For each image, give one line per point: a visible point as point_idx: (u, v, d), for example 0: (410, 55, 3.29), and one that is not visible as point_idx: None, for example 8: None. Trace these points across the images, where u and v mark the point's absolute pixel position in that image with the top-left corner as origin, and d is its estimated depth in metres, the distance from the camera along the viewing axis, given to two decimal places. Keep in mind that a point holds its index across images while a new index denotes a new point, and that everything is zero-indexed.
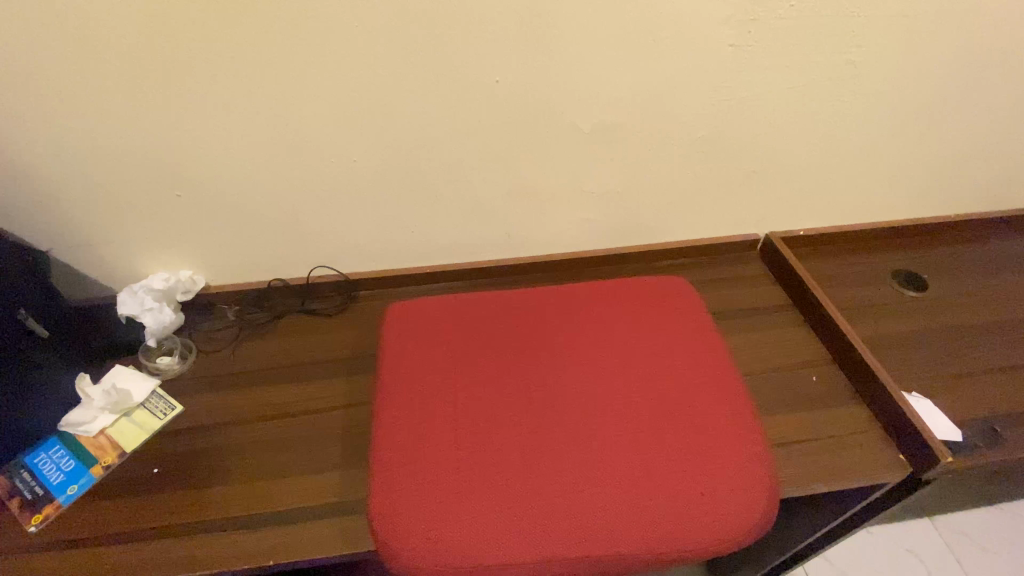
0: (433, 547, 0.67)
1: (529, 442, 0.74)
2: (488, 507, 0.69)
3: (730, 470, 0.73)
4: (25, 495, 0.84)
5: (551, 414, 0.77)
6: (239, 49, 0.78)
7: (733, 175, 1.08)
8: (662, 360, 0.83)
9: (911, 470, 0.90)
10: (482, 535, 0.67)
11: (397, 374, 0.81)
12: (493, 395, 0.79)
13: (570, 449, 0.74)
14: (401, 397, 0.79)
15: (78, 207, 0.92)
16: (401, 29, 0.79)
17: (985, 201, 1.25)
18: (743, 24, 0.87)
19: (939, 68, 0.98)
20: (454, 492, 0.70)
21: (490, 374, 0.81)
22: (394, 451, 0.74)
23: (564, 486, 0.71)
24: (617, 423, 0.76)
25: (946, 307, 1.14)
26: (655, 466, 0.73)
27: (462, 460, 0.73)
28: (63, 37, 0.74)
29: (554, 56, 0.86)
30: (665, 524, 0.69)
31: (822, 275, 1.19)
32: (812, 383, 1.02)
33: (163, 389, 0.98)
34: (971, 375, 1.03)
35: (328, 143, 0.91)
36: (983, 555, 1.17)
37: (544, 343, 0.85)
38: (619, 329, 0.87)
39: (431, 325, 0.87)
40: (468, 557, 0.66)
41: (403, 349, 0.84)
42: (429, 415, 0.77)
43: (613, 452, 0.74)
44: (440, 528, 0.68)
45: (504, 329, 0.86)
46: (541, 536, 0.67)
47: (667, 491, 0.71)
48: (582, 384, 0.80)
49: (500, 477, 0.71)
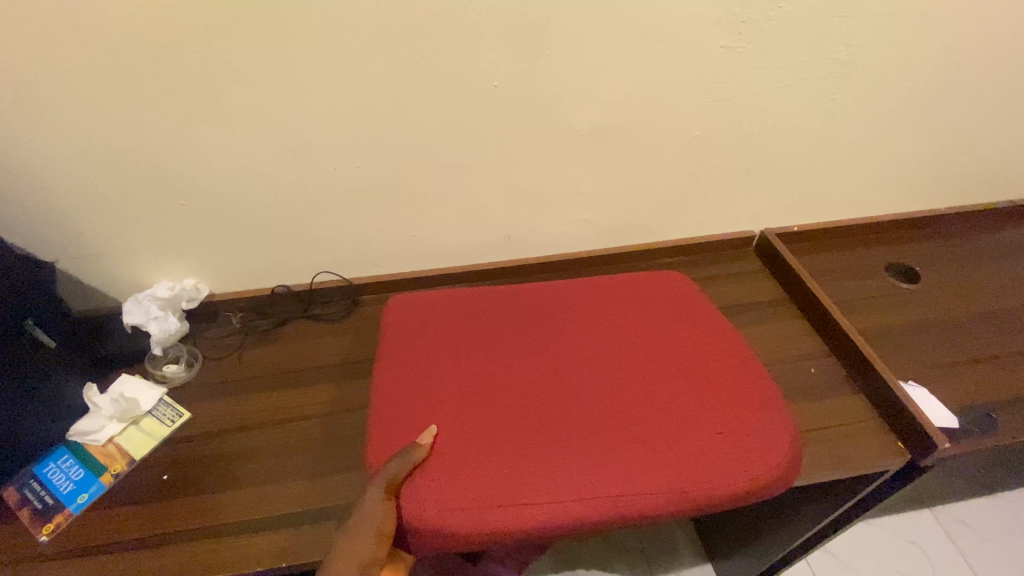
0: (424, 494, 0.67)
1: (530, 399, 0.75)
2: (486, 456, 0.69)
3: (726, 433, 0.73)
4: (35, 506, 0.84)
5: (548, 378, 0.78)
6: (241, 60, 0.80)
7: (728, 174, 1.10)
8: (662, 335, 0.84)
9: (911, 457, 0.91)
10: (475, 484, 0.67)
11: (400, 337, 0.83)
12: (495, 357, 0.80)
13: (567, 410, 0.74)
14: (402, 358, 0.80)
15: (79, 217, 0.92)
16: (400, 38, 0.81)
17: (977, 194, 1.28)
18: (734, 27, 0.89)
19: (923, 65, 1.00)
20: (449, 444, 0.70)
21: (493, 338, 0.83)
22: (391, 407, 0.75)
23: (559, 444, 0.71)
24: (615, 388, 0.77)
25: (940, 298, 1.16)
26: (654, 423, 0.73)
27: (461, 418, 0.73)
28: (68, 50, 0.75)
29: (549, 61, 0.88)
30: (662, 476, 0.69)
31: (817, 270, 1.21)
32: (810, 376, 1.03)
33: (170, 397, 0.98)
34: (965, 363, 1.05)
35: (329, 150, 0.92)
36: (982, 543, 1.19)
37: (541, 316, 0.86)
38: (622, 302, 0.89)
39: (434, 298, 0.89)
40: (460, 505, 0.66)
41: (406, 317, 0.86)
42: (427, 375, 0.78)
43: (610, 415, 0.74)
44: (432, 477, 0.68)
45: (508, 301, 0.89)
46: (538, 484, 0.67)
47: (663, 450, 0.71)
48: (580, 352, 0.81)
49: (499, 428, 0.72)
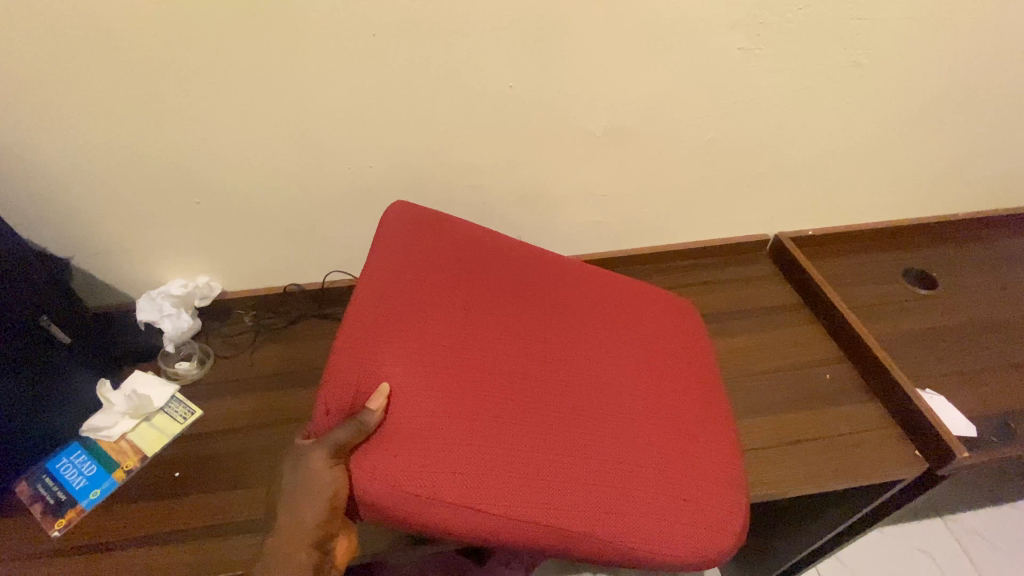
0: (378, 462, 0.56)
1: (519, 392, 0.66)
2: (456, 444, 0.60)
3: (705, 489, 0.67)
4: (48, 500, 0.85)
5: (540, 371, 0.69)
6: (258, 60, 0.80)
7: (743, 176, 1.09)
8: (665, 361, 0.77)
9: (927, 467, 0.89)
10: (436, 470, 0.57)
11: (391, 267, 0.69)
12: (490, 331, 0.69)
13: (552, 414, 0.66)
14: (391, 289, 0.67)
15: (96, 215, 0.93)
16: (416, 38, 0.81)
17: (994, 200, 1.26)
18: (753, 28, 0.88)
19: (943, 68, 0.99)
20: (417, 411, 0.60)
21: (491, 308, 0.71)
22: (362, 343, 0.62)
23: (533, 450, 0.62)
24: (607, 403, 0.69)
25: (956, 305, 1.15)
26: (640, 452, 0.66)
27: (440, 390, 0.62)
28: (88, 49, 0.75)
29: (565, 61, 0.87)
30: (634, 516, 0.62)
31: (832, 275, 1.20)
32: (825, 382, 1.02)
33: (182, 394, 0.99)
34: (982, 371, 1.04)
35: (343, 150, 0.92)
36: (994, 554, 1.18)
37: (547, 296, 0.76)
38: (634, 311, 0.81)
39: (438, 233, 0.76)
40: (411, 488, 0.56)
41: (404, 242, 0.73)
42: (414, 324, 0.66)
43: (595, 433, 0.66)
44: (391, 447, 0.57)
45: (517, 271, 0.77)
46: (504, 491, 0.59)
47: (637, 486, 0.64)
48: (580, 349, 0.73)
49: (478, 414, 0.62)
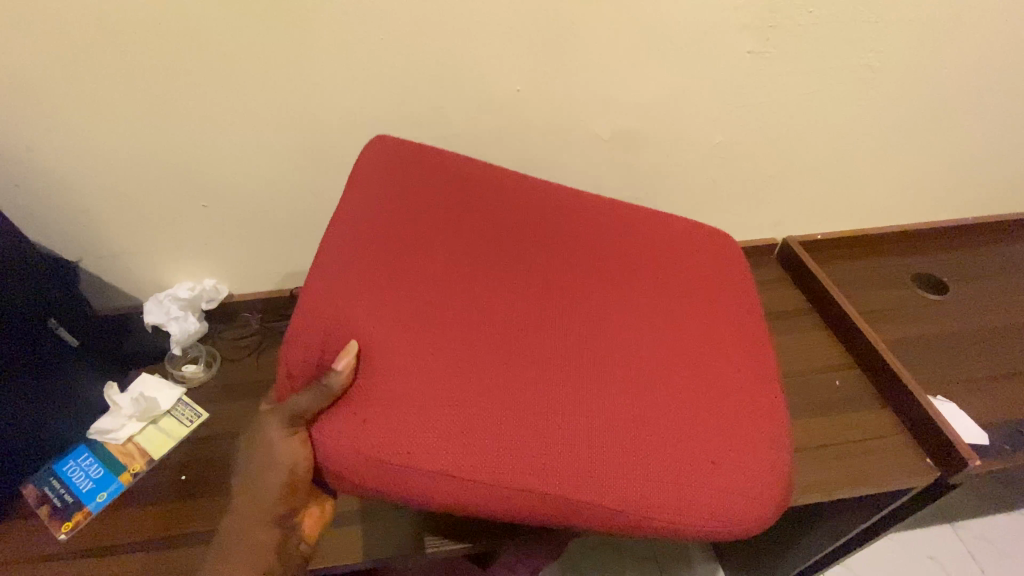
0: (341, 428, 0.51)
1: (507, 345, 0.59)
2: (430, 403, 0.53)
3: (727, 447, 0.58)
4: (54, 503, 0.85)
5: (537, 322, 0.62)
6: (265, 62, 0.80)
7: (751, 179, 1.09)
8: (684, 309, 0.68)
9: (939, 474, 0.89)
10: (407, 433, 0.51)
11: (365, 218, 0.64)
12: (474, 280, 0.62)
13: (548, 366, 0.58)
14: (363, 241, 0.62)
15: (103, 217, 0.93)
16: (424, 41, 0.81)
17: (1008, 203, 1.25)
18: (763, 31, 0.88)
19: (955, 71, 0.98)
20: (392, 369, 0.54)
21: (477, 255, 0.64)
22: (328, 301, 0.57)
23: (521, 408, 0.55)
24: (610, 356, 0.61)
25: (968, 310, 1.14)
26: (647, 410, 0.58)
27: (415, 346, 0.56)
28: (95, 51, 0.76)
29: (574, 64, 0.87)
30: (638, 481, 0.54)
31: (841, 279, 1.19)
32: (834, 388, 1.02)
33: (188, 397, 0.99)
34: (995, 377, 1.03)
35: (350, 153, 0.92)
36: (1005, 562, 1.16)
37: (544, 242, 0.68)
38: (648, 253, 0.72)
39: (425, 181, 0.70)
40: (378, 453, 0.50)
41: (381, 192, 0.67)
42: (388, 277, 0.60)
43: (600, 390, 0.58)
44: (357, 409, 0.52)
45: (510, 215, 0.70)
46: (485, 455, 0.52)
47: (646, 445, 0.56)
48: (579, 298, 0.65)
49: (457, 370, 0.56)
